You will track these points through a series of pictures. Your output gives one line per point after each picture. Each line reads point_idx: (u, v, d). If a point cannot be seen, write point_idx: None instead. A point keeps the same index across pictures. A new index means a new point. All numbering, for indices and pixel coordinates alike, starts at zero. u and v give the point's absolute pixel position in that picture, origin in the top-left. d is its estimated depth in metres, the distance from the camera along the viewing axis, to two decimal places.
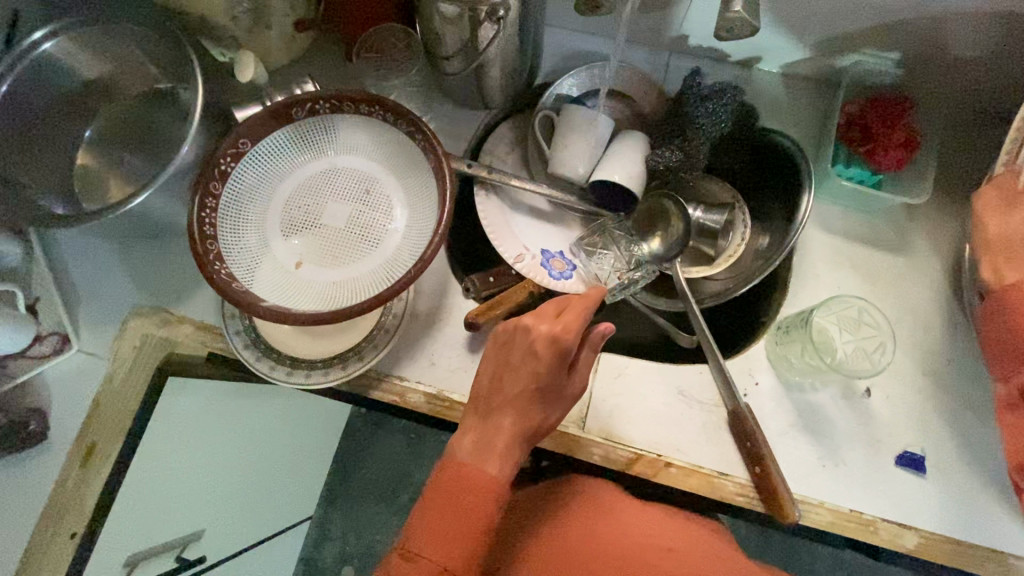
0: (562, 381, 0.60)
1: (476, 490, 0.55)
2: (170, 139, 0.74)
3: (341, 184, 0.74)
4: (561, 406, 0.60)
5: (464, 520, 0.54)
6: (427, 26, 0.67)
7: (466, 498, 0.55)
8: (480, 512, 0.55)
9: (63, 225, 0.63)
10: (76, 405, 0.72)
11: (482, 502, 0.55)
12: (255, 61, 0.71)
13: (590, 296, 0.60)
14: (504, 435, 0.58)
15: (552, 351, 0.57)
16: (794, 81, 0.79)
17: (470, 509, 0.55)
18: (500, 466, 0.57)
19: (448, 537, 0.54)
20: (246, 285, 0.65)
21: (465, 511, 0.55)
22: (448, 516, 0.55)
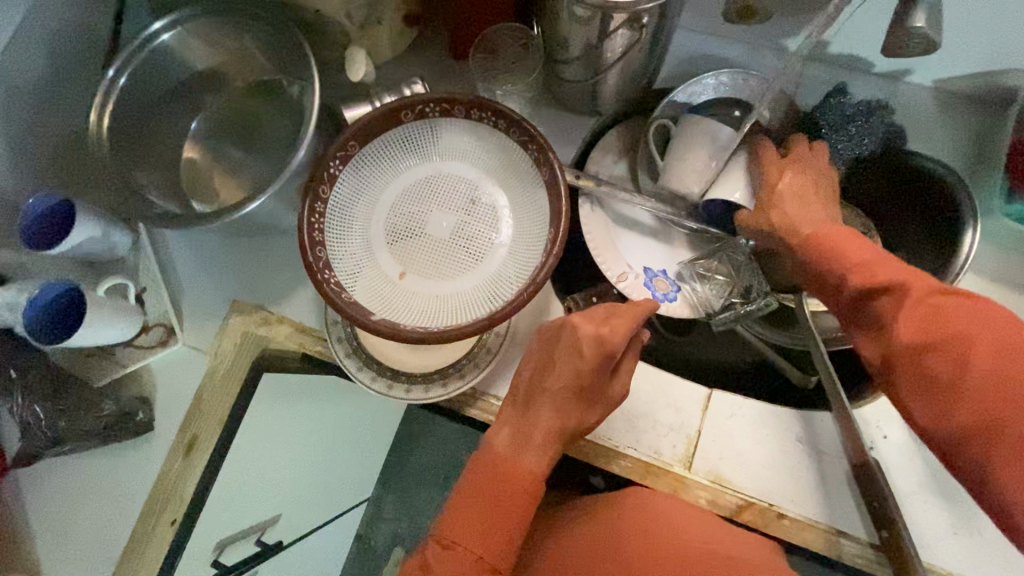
0: (603, 383, 0.58)
1: (516, 486, 0.55)
2: (281, 138, 0.73)
3: (444, 192, 0.71)
4: (601, 408, 0.59)
5: (503, 517, 0.54)
6: (553, 29, 0.63)
7: (504, 492, 0.54)
8: (518, 509, 0.54)
9: (180, 225, 0.63)
10: (180, 396, 0.73)
11: (520, 497, 0.55)
12: (366, 59, 0.68)
13: (643, 305, 0.59)
14: (543, 429, 0.57)
15: (597, 351, 0.56)
16: (949, 98, 0.70)
17: (509, 503, 0.54)
18: (537, 458, 0.56)
19: (485, 528, 0.53)
20: (351, 294, 0.64)
21: (505, 504, 0.54)
22: (487, 508, 0.54)
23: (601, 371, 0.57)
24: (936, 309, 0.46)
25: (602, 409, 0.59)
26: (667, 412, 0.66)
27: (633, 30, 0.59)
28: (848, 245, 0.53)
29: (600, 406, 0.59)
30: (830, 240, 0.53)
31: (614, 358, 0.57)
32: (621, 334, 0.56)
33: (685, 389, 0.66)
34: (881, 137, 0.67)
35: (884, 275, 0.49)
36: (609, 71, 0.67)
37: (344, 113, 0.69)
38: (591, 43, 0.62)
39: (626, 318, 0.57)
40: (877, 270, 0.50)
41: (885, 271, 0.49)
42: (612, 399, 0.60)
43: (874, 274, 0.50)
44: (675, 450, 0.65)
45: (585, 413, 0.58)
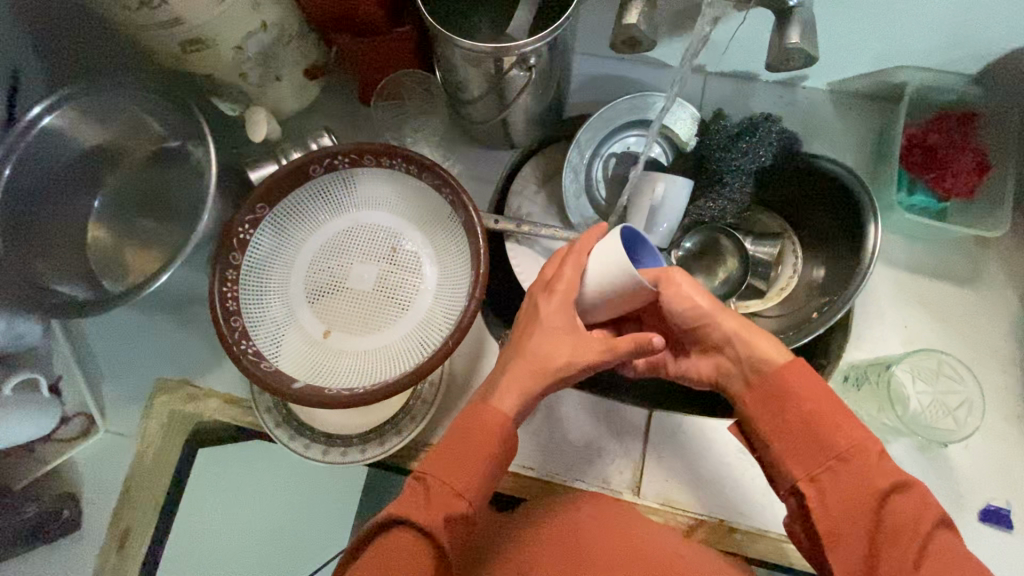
0: (574, 327, 0.50)
1: (491, 423, 0.47)
2: (189, 201, 0.70)
3: (365, 242, 0.70)
4: (581, 357, 0.49)
5: (479, 456, 0.46)
6: (452, 75, 0.63)
7: (477, 429, 0.47)
8: (493, 449, 0.46)
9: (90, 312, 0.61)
10: (109, 486, 0.69)
11: (495, 437, 0.47)
12: (268, 118, 0.67)
13: (626, 341, 0.50)
14: (524, 374, 0.49)
15: (566, 295, 0.50)
16: (844, 99, 0.73)
17: (483, 441, 0.46)
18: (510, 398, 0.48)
19: (462, 464, 0.46)
20: (273, 362, 0.62)
21: (484, 438, 0.47)
22: (461, 448, 0.46)
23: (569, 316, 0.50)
24: (914, 526, 0.40)
25: (585, 361, 0.49)
26: (612, 439, 0.65)
27: (525, 70, 0.60)
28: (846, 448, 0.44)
29: (578, 352, 0.49)
30: (820, 419, 0.45)
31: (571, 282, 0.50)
32: (592, 345, 0.50)
33: (626, 414, 0.66)
34: (775, 148, 0.68)
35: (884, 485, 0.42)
36: (514, 107, 0.67)
37: (251, 175, 0.67)
38: (489, 83, 0.62)
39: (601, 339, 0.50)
40: (852, 483, 0.43)
41: (878, 474, 0.42)
42: (597, 354, 0.49)
43: (871, 478, 0.42)
44: (623, 477, 0.64)
45: (560, 359, 0.49)
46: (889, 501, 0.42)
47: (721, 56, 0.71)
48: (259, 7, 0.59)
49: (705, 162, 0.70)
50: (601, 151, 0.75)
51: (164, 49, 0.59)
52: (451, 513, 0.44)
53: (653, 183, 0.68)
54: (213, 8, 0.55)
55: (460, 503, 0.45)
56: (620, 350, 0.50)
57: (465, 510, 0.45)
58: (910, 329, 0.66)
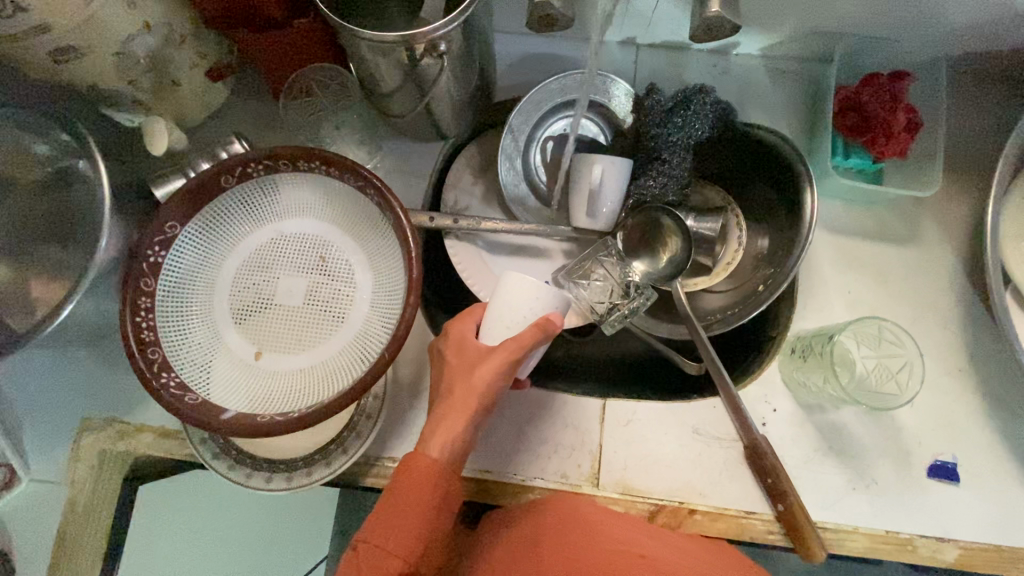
0: (480, 352, 0.51)
1: (419, 477, 0.47)
2: (86, 226, 0.63)
3: (291, 253, 0.65)
4: (489, 372, 0.50)
5: (413, 514, 0.46)
6: (363, 67, 0.59)
7: (408, 482, 0.47)
8: (427, 499, 0.47)
9: None
10: (40, 539, 0.64)
11: (426, 490, 0.47)
12: (168, 128, 0.61)
13: (527, 334, 0.50)
14: (446, 416, 0.49)
15: (461, 340, 0.53)
16: (776, 65, 0.71)
17: (415, 493, 0.47)
18: (437, 441, 0.48)
19: (393, 526, 0.46)
20: (200, 391, 0.58)
21: (416, 494, 0.47)
22: (391, 510, 0.46)
23: (474, 348, 0.52)
24: None
25: (493, 373, 0.50)
26: (567, 433, 0.64)
27: (438, 58, 0.56)
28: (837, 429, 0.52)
29: (488, 370, 0.50)
30: None
31: (452, 345, 0.53)
32: (498, 356, 0.50)
33: (580, 405, 0.65)
34: (711, 120, 0.65)
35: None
36: (435, 97, 0.63)
37: (156, 191, 0.62)
38: (404, 72, 0.58)
39: (503, 348, 0.51)
40: None
41: None
42: (505, 362, 0.50)
43: None
44: (581, 470, 0.63)
45: (471, 388, 0.50)
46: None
47: (647, 25, 0.68)
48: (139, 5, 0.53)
49: (642, 140, 0.68)
50: (537, 136, 0.73)
51: (34, 61, 0.53)
52: (386, 574, 0.44)
53: (590, 164, 0.65)
54: (81, 14, 0.49)
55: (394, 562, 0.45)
56: (526, 345, 0.50)
57: (402, 568, 0.45)
58: (853, 294, 0.66)
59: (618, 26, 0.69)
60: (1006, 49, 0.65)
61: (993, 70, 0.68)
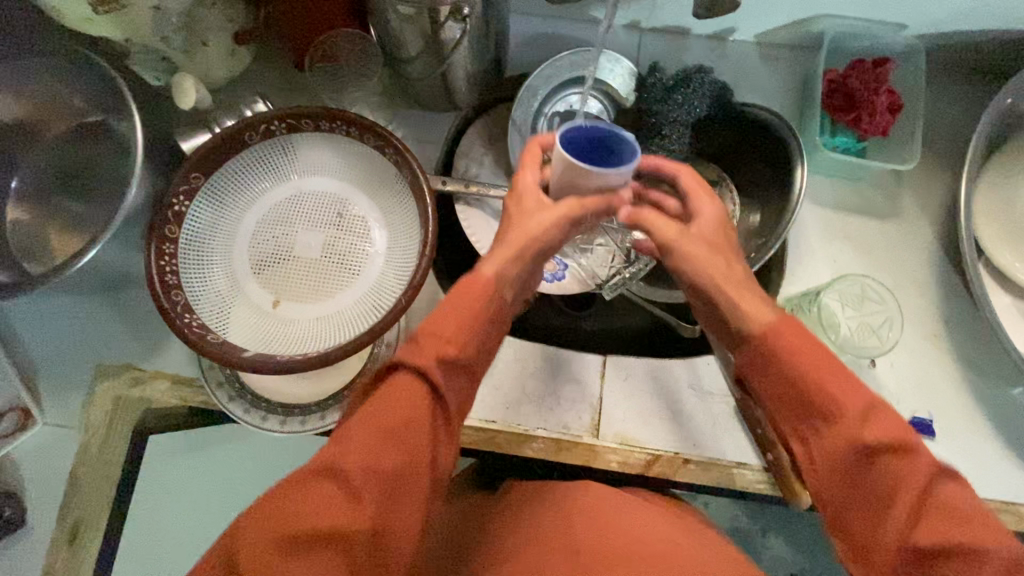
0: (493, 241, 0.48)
1: (395, 401, 0.39)
2: (115, 179, 0.66)
3: (310, 210, 0.68)
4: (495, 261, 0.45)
5: (379, 448, 0.38)
6: (387, 31, 0.63)
7: (382, 405, 0.39)
8: (391, 436, 0.38)
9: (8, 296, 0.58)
10: (52, 482, 0.66)
11: (394, 420, 0.38)
12: (196, 85, 0.65)
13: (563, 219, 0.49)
14: (440, 318, 0.42)
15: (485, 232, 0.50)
16: (770, 50, 0.76)
17: (381, 423, 0.38)
18: (419, 357, 0.40)
19: (348, 455, 0.37)
20: (220, 334, 0.60)
21: (397, 404, 0.39)
22: (368, 414, 0.39)
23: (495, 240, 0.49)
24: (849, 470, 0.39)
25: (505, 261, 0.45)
26: (569, 387, 0.67)
27: (460, 22, 0.59)
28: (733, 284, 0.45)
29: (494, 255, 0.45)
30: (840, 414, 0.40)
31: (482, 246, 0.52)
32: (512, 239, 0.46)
33: (581, 361, 0.68)
34: (709, 98, 0.70)
35: (796, 341, 0.41)
36: (452, 64, 0.67)
37: (182, 145, 0.65)
38: (425, 37, 0.61)
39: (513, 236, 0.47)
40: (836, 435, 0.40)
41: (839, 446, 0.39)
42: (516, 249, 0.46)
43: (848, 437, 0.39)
44: (583, 421, 0.66)
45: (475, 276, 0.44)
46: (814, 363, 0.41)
47: (652, 9, 0.72)
48: None
49: (644, 116, 0.72)
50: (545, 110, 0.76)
51: (76, 11, 0.55)
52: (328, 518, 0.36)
53: None
54: None
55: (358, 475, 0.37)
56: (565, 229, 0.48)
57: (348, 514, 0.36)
58: (839, 262, 0.70)
59: (625, 9, 0.73)
60: (979, 39, 0.70)
61: (968, 61, 0.74)
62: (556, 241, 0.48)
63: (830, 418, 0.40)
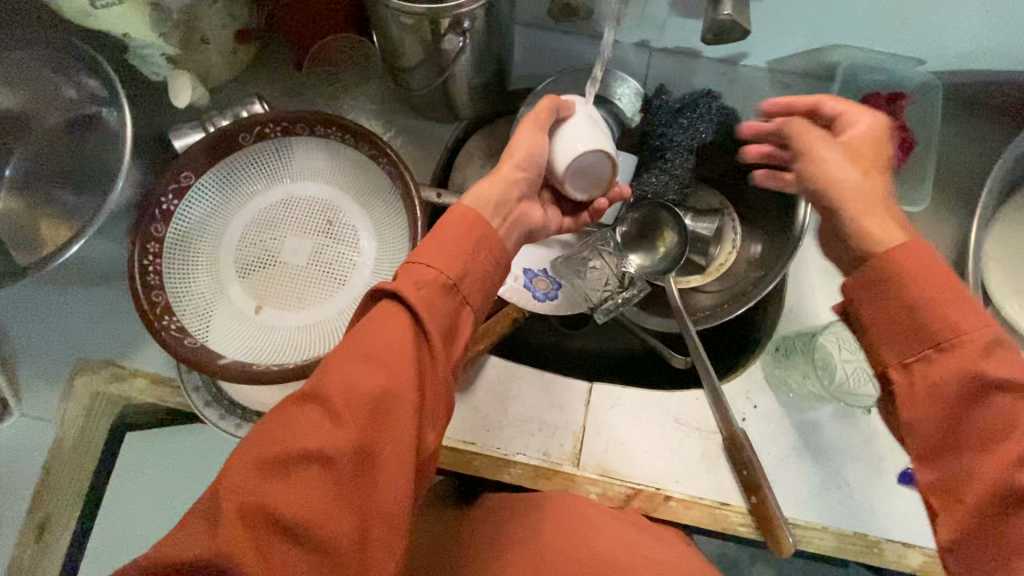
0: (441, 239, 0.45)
1: (295, 417, 0.37)
2: (105, 171, 0.65)
3: (300, 215, 0.67)
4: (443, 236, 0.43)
5: (264, 471, 0.36)
6: (388, 39, 0.62)
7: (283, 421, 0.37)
8: (280, 455, 0.36)
9: None
10: (23, 475, 0.65)
11: (288, 437, 0.36)
12: (192, 84, 0.64)
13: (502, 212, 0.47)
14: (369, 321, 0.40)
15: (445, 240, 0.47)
16: (782, 78, 0.74)
17: (275, 439, 0.36)
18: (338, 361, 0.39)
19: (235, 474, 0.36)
20: (198, 336, 0.59)
21: (292, 430, 0.37)
22: (253, 439, 0.37)
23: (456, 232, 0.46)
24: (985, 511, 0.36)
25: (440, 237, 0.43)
26: (552, 412, 0.66)
27: (460, 35, 0.58)
28: (959, 302, 0.37)
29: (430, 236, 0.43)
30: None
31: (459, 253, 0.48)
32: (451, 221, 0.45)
33: (567, 385, 0.67)
34: (714, 124, 0.68)
35: (1002, 371, 0.36)
36: (454, 76, 0.65)
37: (174, 142, 0.64)
38: (426, 48, 0.60)
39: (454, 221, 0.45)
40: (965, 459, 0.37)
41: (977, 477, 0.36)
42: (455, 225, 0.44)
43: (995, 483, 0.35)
44: (563, 449, 0.64)
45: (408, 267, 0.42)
46: (993, 399, 0.36)
47: (662, 29, 0.71)
48: None
49: (647, 139, 0.71)
50: None
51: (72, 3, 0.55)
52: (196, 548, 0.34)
53: None
54: None
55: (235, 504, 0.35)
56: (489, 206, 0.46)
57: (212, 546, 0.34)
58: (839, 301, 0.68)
59: (634, 28, 0.72)
60: (998, 80, 0.68)
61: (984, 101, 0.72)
62: (470, 239, 0.43)
63: (983, 449, 0.36)
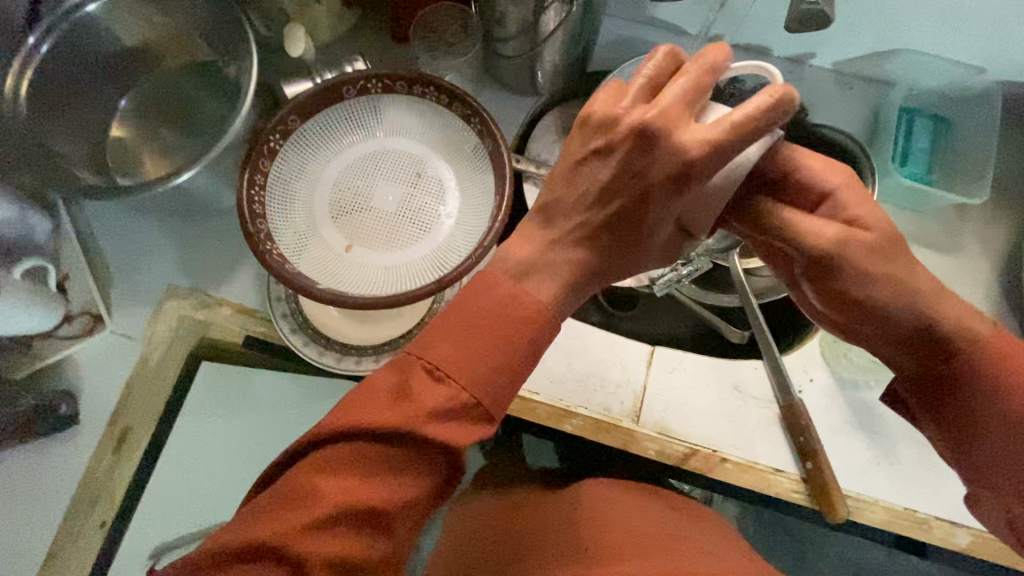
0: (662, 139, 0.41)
1: (367, 462, 0.39)
2: (217, 117, 0.70)
3: (390, 167, 0.71)
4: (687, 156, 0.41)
5: (321, 512, 0.38)
6: (492, 8, 0.67)
7: (361, 463, 0.39)
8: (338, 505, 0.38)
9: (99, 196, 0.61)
10: (109, 389, 0.68)
11: (355, 485, 0.38)
12: (305, 36, 0.69)
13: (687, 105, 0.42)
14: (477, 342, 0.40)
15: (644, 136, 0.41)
16: (846, 79, 0.78)
17: (346, 479, 0.38)
18: (438, 392, 0.39)
19: (300, 503, 0.38)
20: (294, 265, 0.63)
21: (357, 481, 0.38)
22: (324, 474, 0.39)
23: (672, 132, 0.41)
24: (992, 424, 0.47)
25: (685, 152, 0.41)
26: (615, 371, 0.68)
27: (564, 5, 0.64)
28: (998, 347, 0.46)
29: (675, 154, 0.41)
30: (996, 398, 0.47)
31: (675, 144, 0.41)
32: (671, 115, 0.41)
33: (631, 346, 0.69)
34: (785, 114, 0.73)
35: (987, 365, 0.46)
36: (546, 49, 0.70)
37: (285, 89, 0.69)
38: (528, 18, 0.65)
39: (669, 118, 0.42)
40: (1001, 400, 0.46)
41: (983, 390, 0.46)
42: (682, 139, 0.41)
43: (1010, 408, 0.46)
44: (624, 406, 0.67)
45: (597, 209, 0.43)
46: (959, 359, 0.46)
47: (738, 24, 0.76)
48: None
49: None
50: None
51: None
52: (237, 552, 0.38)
53: None
54: None
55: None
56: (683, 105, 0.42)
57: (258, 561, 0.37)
58: None
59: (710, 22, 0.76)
60: None
61: None
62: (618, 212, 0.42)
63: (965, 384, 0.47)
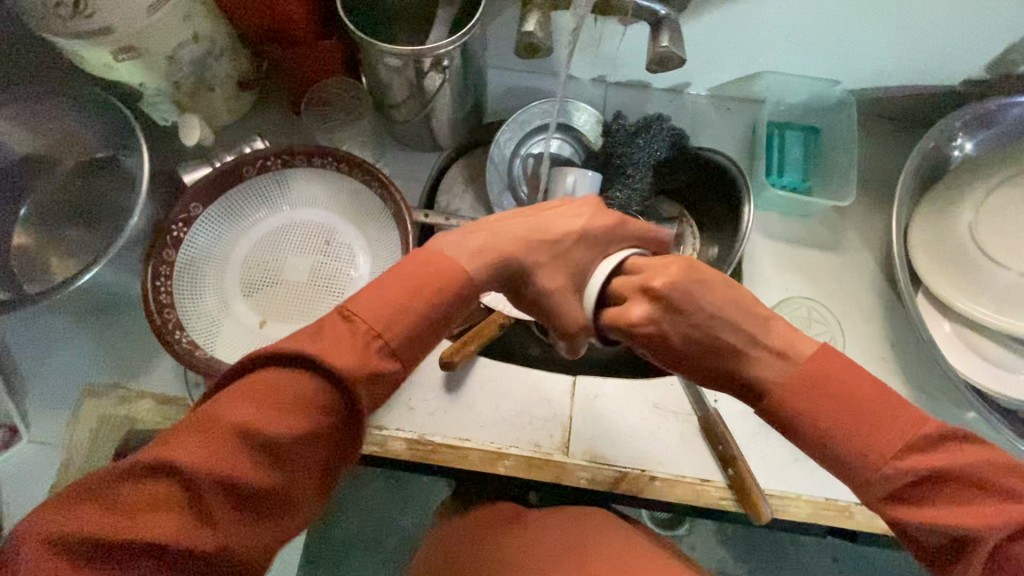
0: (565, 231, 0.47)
1: (289, 383, 0.37)
2: (120, 210, 0.71)
3: (298, 238, 0.73)
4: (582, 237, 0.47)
5: (233, 440, 0.35)
6: (376, 78, 0.70)
7: (276, 386, 0.37)
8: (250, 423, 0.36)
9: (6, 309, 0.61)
10: (30, 501, 0.66)
11: (270, 405, 0.36)
12: (202, 124, 0.70)
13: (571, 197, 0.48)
14: (409, 296, 0.39)
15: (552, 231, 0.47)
16: (723, 102, 0.85)
17: (268, 402, 0.36)
18: (362, 341, 0.38)
19: (213, 430, 0.35)
20: (208, 351, 0.64)
21: (270, 398, 0.36)
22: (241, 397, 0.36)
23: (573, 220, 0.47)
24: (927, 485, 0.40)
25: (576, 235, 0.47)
26: (541, 406, 0.70)
27: (441, 71, 0.67)
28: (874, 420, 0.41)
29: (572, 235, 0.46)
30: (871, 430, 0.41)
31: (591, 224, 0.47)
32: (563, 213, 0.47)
33: (554, 380, 0.72)
34: (668, 142, 0.77)
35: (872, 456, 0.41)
36: (436, 108, 0.74)
37: (184, 177, 0.70)
38: (410, 84, 0.69)
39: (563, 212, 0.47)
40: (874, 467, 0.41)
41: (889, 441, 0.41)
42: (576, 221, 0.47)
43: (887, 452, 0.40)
44: (553, 439, 0.69)
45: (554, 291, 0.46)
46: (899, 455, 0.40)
47: (614, 65, 0.81)
48: (191, 20, 0.62)
49: (611, 158, 0.78)
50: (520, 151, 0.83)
51: (93, 58, 0.60)
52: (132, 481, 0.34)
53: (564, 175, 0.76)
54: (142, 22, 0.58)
55: (86, 540, 0.32)
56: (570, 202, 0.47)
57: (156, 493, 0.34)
58: (792, 289, 0.76)
59: (589, 65, 0.82)
60: (897, 90, 0.80)
61: (891, 111, 0.84)
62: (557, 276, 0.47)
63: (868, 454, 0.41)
